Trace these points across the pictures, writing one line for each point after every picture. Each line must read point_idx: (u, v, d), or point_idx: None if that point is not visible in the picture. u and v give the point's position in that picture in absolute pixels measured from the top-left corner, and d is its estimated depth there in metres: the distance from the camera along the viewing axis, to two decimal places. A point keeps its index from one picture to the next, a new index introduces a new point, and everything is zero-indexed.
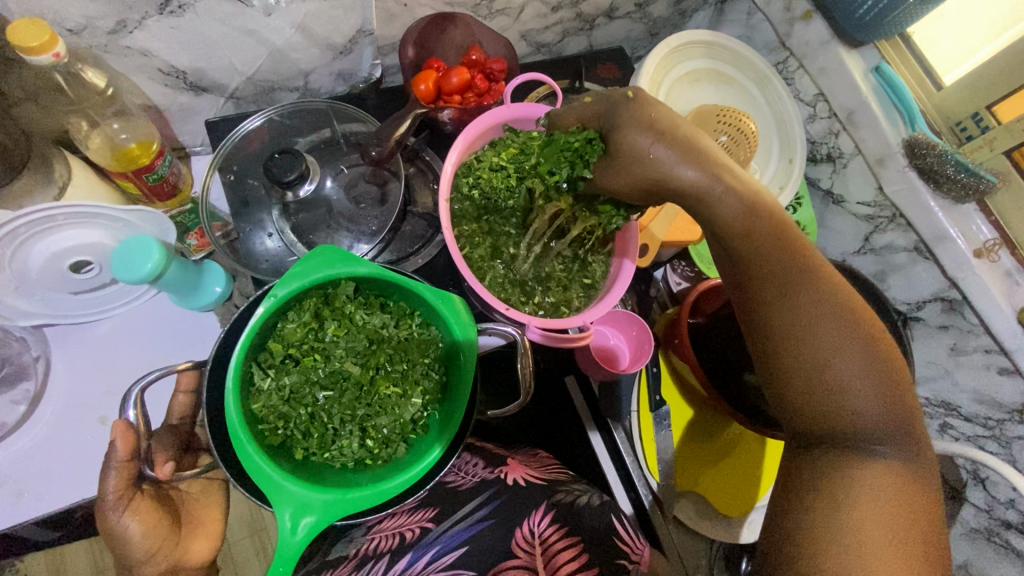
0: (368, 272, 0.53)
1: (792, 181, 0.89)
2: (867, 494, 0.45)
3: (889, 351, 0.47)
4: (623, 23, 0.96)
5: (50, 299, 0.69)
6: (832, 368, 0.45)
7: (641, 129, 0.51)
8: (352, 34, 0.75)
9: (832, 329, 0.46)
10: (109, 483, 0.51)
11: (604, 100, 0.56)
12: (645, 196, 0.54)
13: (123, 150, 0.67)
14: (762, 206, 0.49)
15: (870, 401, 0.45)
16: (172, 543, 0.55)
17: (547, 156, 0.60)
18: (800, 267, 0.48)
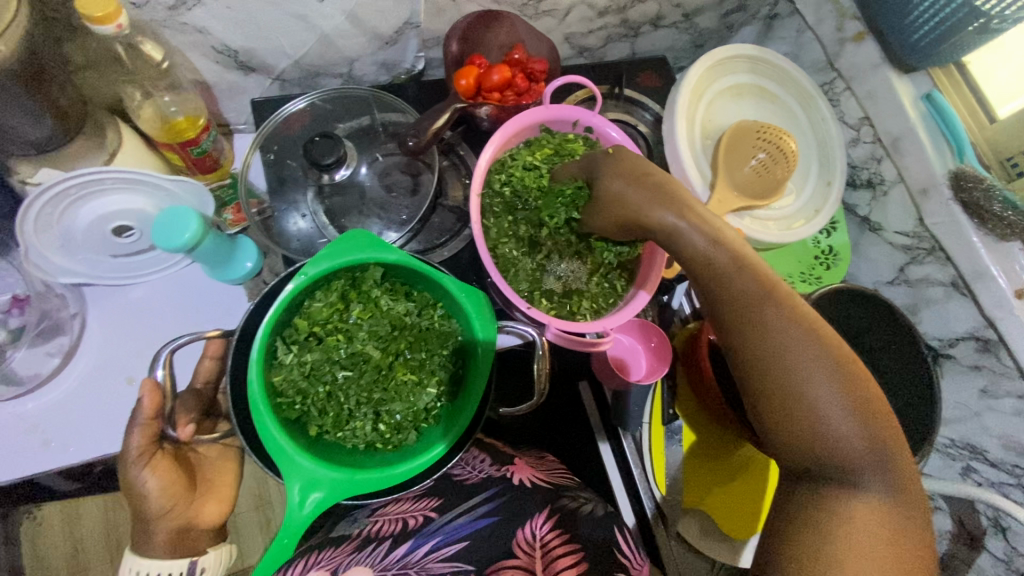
0: (397, 259, 0.54)
1: (829, 203, 0.87)
2: (855, 530, 0.44)
3: (865, 378, 0.47)
4: (668, 32, 0.95)
5: (90, 260, 0.71)
6: (817, 398, 0.45)
7: (616, 178, 0.56)
8: (399, 25, 0.76)
9: (807, 359, 0.45)
10: (135, 439, 0.53)
11: (589, 157, 0.62)
12: (622, 232, 0.57)
13: (172, 122, 0.69)
14: (729, 237, 0.50)
15: (852, 431, 0.45)
16: (187, 503, 0.57)
17: (545, 201, 0.66)
18: (771, 296, 0.47)
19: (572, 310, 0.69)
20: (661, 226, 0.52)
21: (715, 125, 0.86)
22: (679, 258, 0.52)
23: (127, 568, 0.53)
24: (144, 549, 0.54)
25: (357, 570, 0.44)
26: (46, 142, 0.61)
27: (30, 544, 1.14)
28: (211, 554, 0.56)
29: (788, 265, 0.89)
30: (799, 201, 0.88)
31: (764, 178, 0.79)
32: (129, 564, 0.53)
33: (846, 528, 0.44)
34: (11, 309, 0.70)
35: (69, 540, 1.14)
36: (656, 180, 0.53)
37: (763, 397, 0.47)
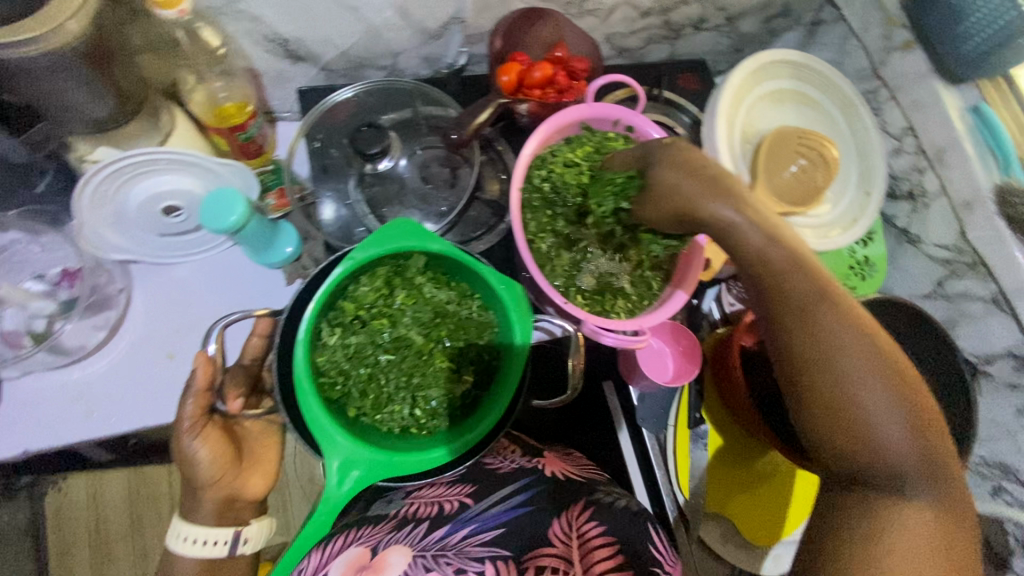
0: (441, 249, 0.55)
1: (867, 213, 0.86)
2: (899, 533, 0.45)
3: (916, 384, 0.47)
4: (710, 35, 0.95)
5: (139, 238, 0.73)
6: (868, 404, 0.45)
7: (673, 168, 0.49)
8: (445, 19, 0.77)
9: (861, 366, 0.45)
10: (187, 409, 0.54)
11: (643, 147, 0.56)
12: (678, 226, 0.51)
13: (220, 108, 0.71)
14: (788, 235, 0.47)
15: (901, 438, 0.46)
16: (232, 474, 0.58)
17: (596, 191, 0.65)
18: (827, 302, 0.46)
19: (605, 307, 0.69)
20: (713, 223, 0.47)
21: (755, 129, 0.86)
22: (733, 258, 0.48)
23: (175, 533, 0.56)
24: (189, 516, 0.57)
25: (397, 549, 0.46)
26: (106, 121, 0.63)
27: (53, 514, 1.17)
28: (253, 525, 0.58)
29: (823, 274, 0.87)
30: (836, 209, 0.87)
31: (803, 185, 0.80)
32: (178, 529, 0.56)
33: (887, 531, 0.45)
34: (62, 281, 0.72)
35: (92, 513, 1.18)
36: (708, 171, 0.47)
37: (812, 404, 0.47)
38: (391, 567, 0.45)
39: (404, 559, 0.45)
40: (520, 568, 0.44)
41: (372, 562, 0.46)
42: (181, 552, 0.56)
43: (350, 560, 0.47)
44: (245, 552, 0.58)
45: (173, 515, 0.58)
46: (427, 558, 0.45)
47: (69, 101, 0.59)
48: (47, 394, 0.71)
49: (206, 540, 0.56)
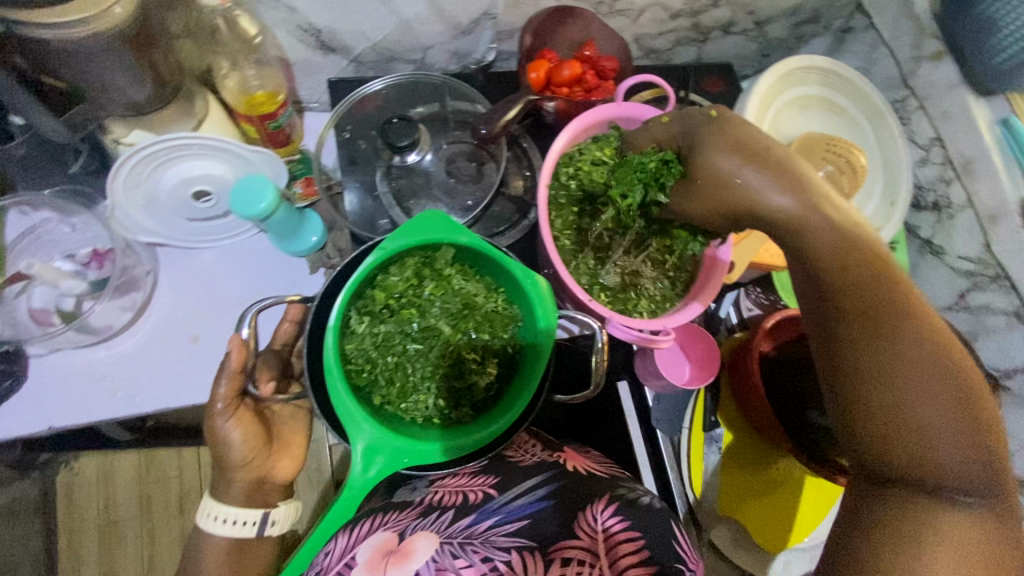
0: (470, 242, 0.56)
1: (890, 223, 0.85)
2: (945, 546, 0.40)
3: (983, 397, 0.42)
4: (738, 39, 0.95)
5: (168, 221, 0.74)
6: (917, 397, 0.41)
7: (725, 152, 0.52)
8: (477, 15, 0.77)
9: (923, 362, 0.42)
10: (221, 391, 0.55)
11: (684, 123, 0.57)
12: (731, 222, 0.55)
13: (251, 96, 0.72)
14: (853, 225, 0.47)
15: (960, 451, 0.41)
16: (263, 457, 0.59)
17: (620, 179, 0.64)
18: (889, 293, 0.44)
19: (629, 307, 0.69)
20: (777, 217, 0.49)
21: (781, 135, 0.86)
22: (796, 253, 0.49)
23: (207, 512, 0.58)
24: (219, 497, 0.58)
25: (423, 535, 0.46)
26: (143, 104, 0.64)
27: (64, 494, 1.18)
28: (279, 508, 0.60)
29: None
30: None
31: (830, 189, 0.78)
32: (208, 509, 0.58)
33: (929, 538, 0.41)
34: (91, 262, 0.74)
35: (102, 493, 1.19)
36: (774, 158, 0.50)
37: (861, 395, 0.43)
38: (419, 551, 0.45)
39: (432, 544, 0.46)
40: (547, 559, 0.44)
41: (399, 547, 0.46)
42: (211, 531, 0.58)
43: (377, 543, 0.47)
44: (271, 534, 0.60)
45: (204, 494, 0.60)
46: (454, 545, 0.45)
47: (109, 84, 0.59)
48: (72, 372, 0.72)
49: (235, 520, 0.57)
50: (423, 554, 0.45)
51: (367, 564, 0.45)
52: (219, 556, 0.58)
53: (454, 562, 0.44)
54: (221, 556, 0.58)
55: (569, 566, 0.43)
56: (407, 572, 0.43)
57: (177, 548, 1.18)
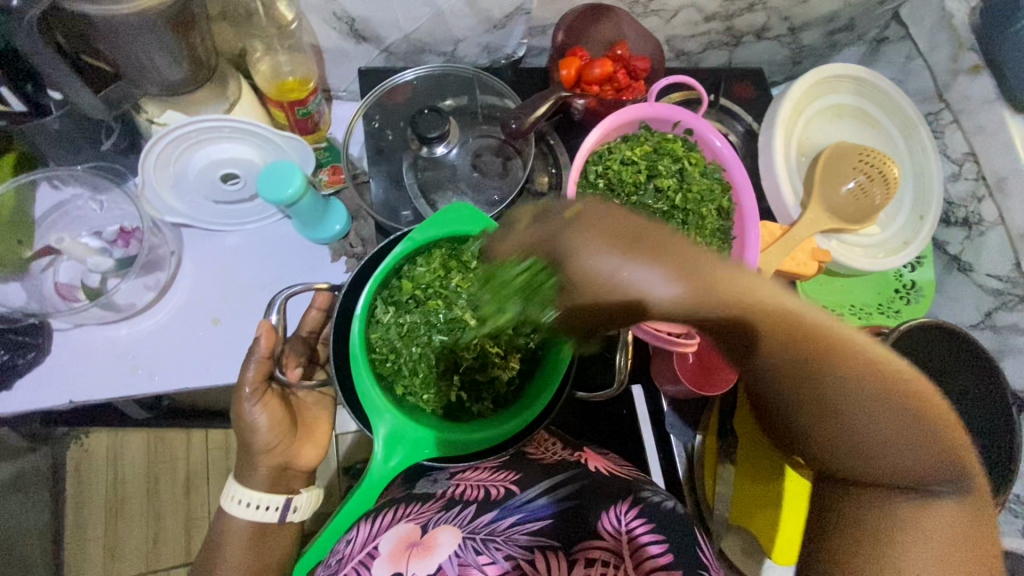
0: (498, 236, 0.56)
1: (920, 237, 0.84)
2: (913, 531, 0.44)
3: (932, 406, 0.41)
4: (770, 45, 0.93)
5: (197, 203, 0.75)
6: (870, 425, 0.42)
7: (599, 246, 0.39)
8: (511, 10, 0.77)
9: (865, 412, 0.42)
10: (250, 374, 0.56)
11: (548, 224, 0.45)
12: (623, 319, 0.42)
13: (282, 82, 0.72)
14: (779, 313, 0.37)
15: (917, 458, 0.43)
16: (289, 442, 0.60)
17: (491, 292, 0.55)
18: (841, 368, 0.39)
19: None
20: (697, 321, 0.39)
21: (812, 143, 0.85)
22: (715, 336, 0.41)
23: (229, 494, 0.59)
24: (242, 481, 0.59)
25: (447, 530, 0.48)
26: (178, 84, 0.64)
27: (73, 468, 1.19)
28: (302, 495, 0.60)
29: (865, 294, 0.87)
30: (886, 231, 0.86)
31: (862, 200, 0.78)
32: (232, 491, 0.59)
33: (894, 526, 0.45)
34: (117, 240, 0.75)
35: (111, 470, 1.20)
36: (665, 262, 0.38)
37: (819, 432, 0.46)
38: (442, 545, 0.47)
39: (454, 539, 0.47)
40: (570, 559, 0.45)
41: (423, 539, 0.47)
42: (234, 514, 0.58)
43: (401, 534, 0.48)
44: (292, 520, 0.60)
45: (228, 477, 0.60)
46: (477, 541, 0.47)
47: (147, 62, 0.60)
48: (93, 348, 0.72)
49: (258, 504, 0.58)
50: (446, 549, 0.46)
51: (391, 554, 0.47)
52: (238, 534, 0.58)
53: (477, 559, 0.46)
54: (239, 535, 0.58)
55: (593, 566, 0.45)
56: (432, 566, 0.45)
57: (181, 528, 1.19)
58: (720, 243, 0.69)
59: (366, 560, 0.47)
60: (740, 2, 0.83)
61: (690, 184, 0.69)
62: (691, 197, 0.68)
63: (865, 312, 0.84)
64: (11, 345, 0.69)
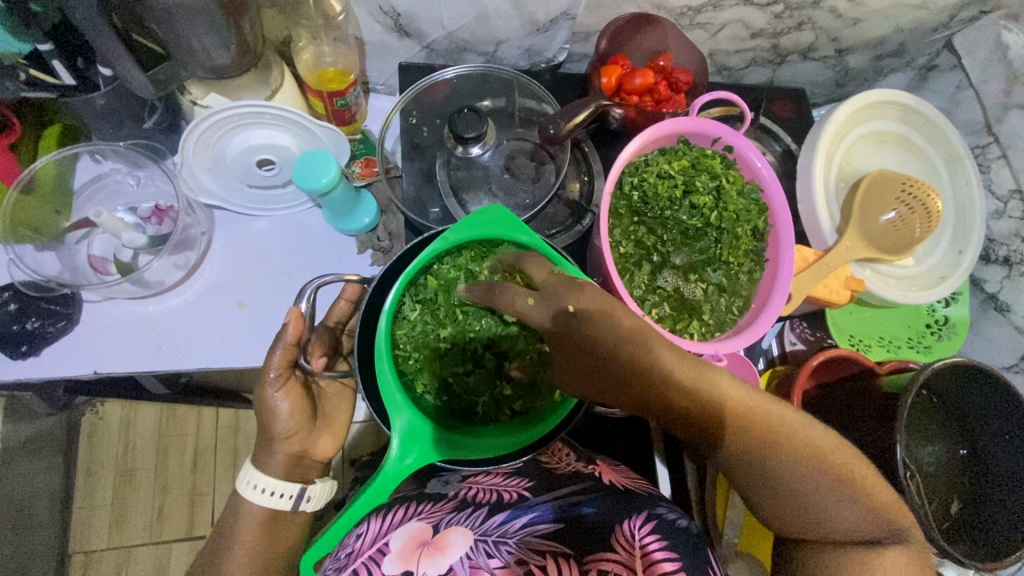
0: (530, 242, 0.55)
1: (957, 272, 0.81)
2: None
3: (827, 447, 0.45)
4: (815, 65, 0.91)
5: (230, 185, 0.75)
6: (783, 473, 0.45)
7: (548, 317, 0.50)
8: (555, 14, 0.76)
9: (803, 477, 0.44)
10: (275, 359, 0.57)
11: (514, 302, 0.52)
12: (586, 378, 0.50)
13: (322, 72, 0.72)
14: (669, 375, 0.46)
15: (840, 503, 0.44)
16: (306, 432, 0.60)
17: (459, 346, 0.60)
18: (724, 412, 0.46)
19: (684, 328, 0.67)
20: (669, 407, 0.47)
21: (852, 169, 0.83)
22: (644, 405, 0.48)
23: (245, 480, 0.59)
24: (259, 467, 0.59)
25: (458, 531, 0.48)
26: (224, 68, 0.65)
27: (86, 435, 1.21)
28: (316, 485, 0.60)
29: (896, 327, 0.85)
30: (922, 264, 0.83)
31: (900, 232, 0.76)
32: (248, 477, 0.59)
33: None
34: (151, 217, 0.76)
35: (122, 441, 1.22)
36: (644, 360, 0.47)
37: (761, 497, 0.46)
38: (453, 546, 0.46)
39: (466, 540, 0.47)
40: (583, 569, 0.44)
41: (433, 539, 0.47)
42: (249, 499, 0.58)
43: (412, 533, 0.49)
44: (304, 509, 0.60)
45: (244, 463, 0.60)
46: (488, 543, 0.46)
47: (196, 45, 0.60)
48: (120, 321, 0.73)
49: (273, 491, 0.58)
50: (457, 550, 0.46)
51: (401, 551, 0.47)
52: (250, 518, 0.58)
53: (488, 561, 0.45)
54: (252, 520, 0.58)
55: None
56: (442, 566, 0.44)
57: (187, 503, 1.21)
58: (751, 265, 0.69)
59: (377, 556, 0.48)
60: (789, 21, 0.81)
61: (726, 203, 0.68)
62: (726, 216, 0.68)
63: (893, 345, 0.83)
64: (42, 312, 0.70)
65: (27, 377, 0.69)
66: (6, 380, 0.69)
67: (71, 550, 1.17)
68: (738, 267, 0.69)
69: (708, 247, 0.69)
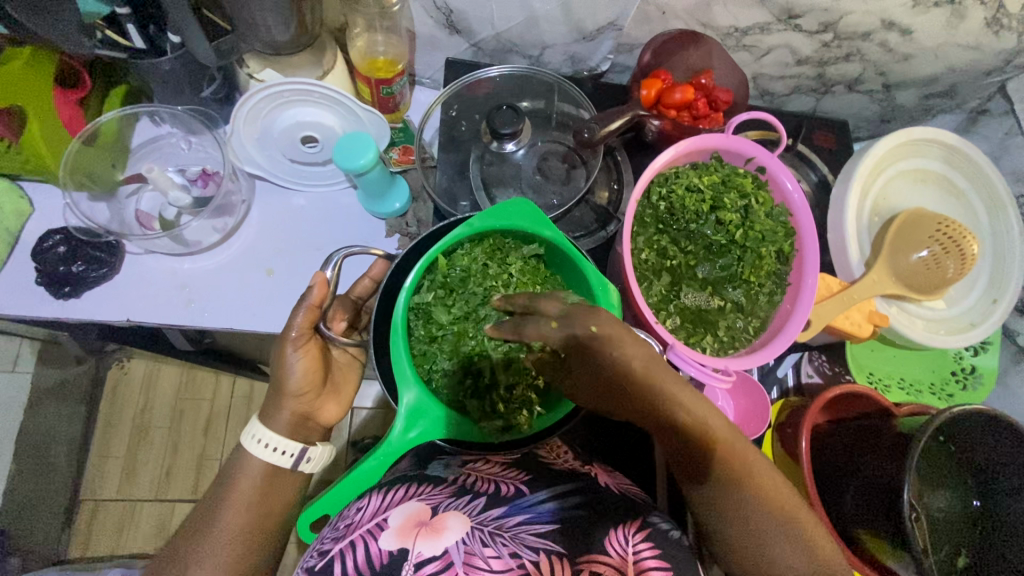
0: (552, 238, 0.57)
1: (989, 320, 0.79)
2: None
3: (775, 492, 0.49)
4: (860, 98, 0.91)
5: (273, 157, 0.79)
6: (738, 512, 0.49)
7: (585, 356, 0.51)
8: (603, 23, 0.78)
9: (728, 501, 0.49)
10: (294, 322, 0.59)
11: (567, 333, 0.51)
12: (603, 396, 0.52)
13: (374, 60, 0.75)
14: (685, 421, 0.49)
15: (792, 548, 0.48)
16: (314, 395, 0.63)
17: (448, 346, 0.62)
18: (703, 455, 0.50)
19: (697, 342, 0.68)
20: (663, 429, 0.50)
21: (887, 205, 0.82)
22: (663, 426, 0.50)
23: (249, 433, 0.61)
24: (265, 424, 0.61)
25: (456, 516, 0.49)
26: (283, 45, 0.68)
27: (110, 388, 1.26)
28: (318, 448, 0.63)
29: (919, 371, 0.83)
30: (952, 309, 0.81)
31: (932, 272, 0.74)
32: (252, 429, 0.61)
33: None
34: (197, 180, 0.79)
35: (143, 397, 1.27)
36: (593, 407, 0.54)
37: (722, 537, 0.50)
38: (450, 530, 0.47)
39: (463, 526, 0.48)
40: (575, 569, 0.46)
41: (431, 521, 0.48)
42: (251, 452, 0.60)
43: (411, 512, 0.50)
44: (302, 470, 0.62)
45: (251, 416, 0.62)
46: (484, 532, 0.48)
47: (259, 21, 0.64)
48: (156, 275, 0.76)
49: (276, 447, 0.60)
50: (454, 534, 0.47)
51: (399, 530, 0.48)
52: (254, 475, 0.61)
53: (483, 551, 0.46)
54: (254, 475, 0.60)
55: None
56: (438, 548, 0.46)
57: (195, 464, 1.24)
58: (773, 287, 0.69)
59: (375, 530, 0.49)
60: (837, 50, 0.81)
61: (752, 222, 0.68)
62: (751, 235, 0.68)
63: (914, 388, 0.81)
64: (88, 257, 0.74)
65: (64, 316, 0.73)
66: (46, 316, 0.73)
67: (82, 496, 1.21)
68: (758, 288, 0.69)
69: (731, 264, 0.69)
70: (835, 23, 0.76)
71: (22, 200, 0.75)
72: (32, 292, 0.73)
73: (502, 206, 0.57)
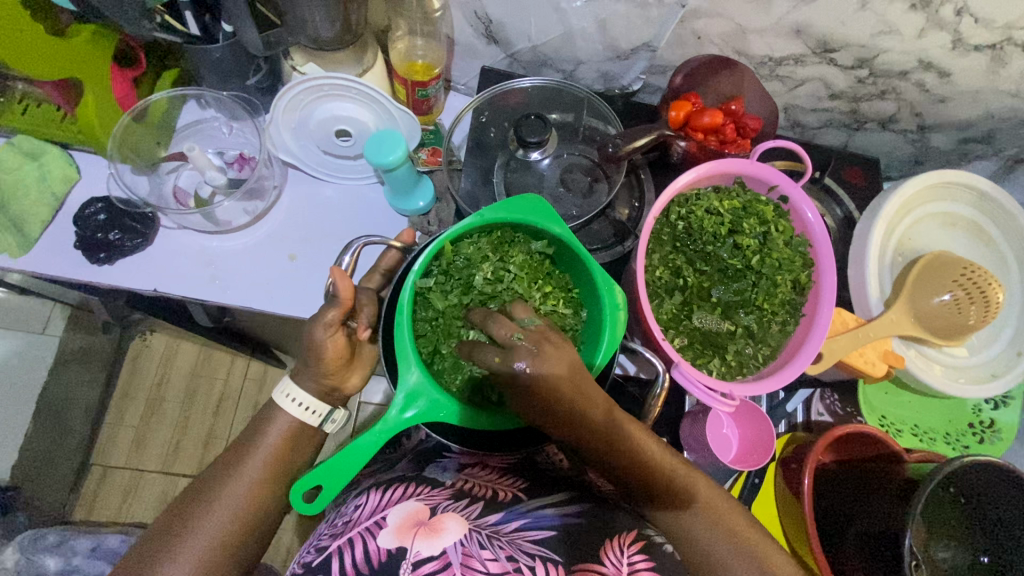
0: (561, 235, 0.57)
1: (1011, 373, 0.77)
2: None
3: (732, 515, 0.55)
4: (894, 137, 0.90)
5: (303, 145, 0.82)
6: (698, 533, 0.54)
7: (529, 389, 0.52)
8: (637, 44, 0.79)
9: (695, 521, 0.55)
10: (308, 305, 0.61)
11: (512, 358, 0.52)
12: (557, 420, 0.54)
13: (412, 63, 0.78)
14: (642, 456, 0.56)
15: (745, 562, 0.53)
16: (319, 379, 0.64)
17: (445, 334, 0.62)
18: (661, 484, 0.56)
19: (704, 364, 0.67)
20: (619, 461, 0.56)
21: (913, 246, 0.80)
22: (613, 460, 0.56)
23: (279, 391, 0.63)
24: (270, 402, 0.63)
25: (453, 518, 0.49)
26: (326, 41, 0.71)
27: (132, 358, 1.31)
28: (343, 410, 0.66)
29: (934, 418, 0.81)
30: (973, 358, 0.79)
31: (953, 318, 0.72)
32: (284, 388, 0.63)
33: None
34: (234, 163, 0.84)
35: (161, 370, 1.30)
36: (607, 427, 0.55)
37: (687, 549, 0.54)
38: (447, 531, 0.48)
39: (460, 528, 0.48)
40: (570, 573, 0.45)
41: (429, 521, 0.49)
42: (282, 408, 0.62)
43: (409, 512, 0.51)
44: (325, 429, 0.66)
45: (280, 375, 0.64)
46: (482, 535, 0.48)
47: (307, 16, 0.67)
48: (186, 250, 0.79)
49: (308, 406, 0.63)
50: (452, 535, 0.47)
51: (397, 529, 0.49)
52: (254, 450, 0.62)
53: (479, 552, 0.46)
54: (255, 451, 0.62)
55: None
56: (436, 548, 0.46)
57: (202, 441, 1.27)
58: (786, 317, 0.69)
59: (373, 528, 0.50)
60: (872, 87, 0.80)
61: (770, 249, 0.68)
62: (768, 262, 0.68)
63: (927, 436, 0.79)
64: (124, 227, 0.77)
65: (98, 281, 0.77)
66: (81, 278, 0.77)
67: (92, 461, 1.25)
68: (771, 315, 0.68)
69: (745, 289, 0.69)
70: (871, 60, 0.75)
71: (70, 167, 0.79)
72: (69, 255, 0.77)
73: (515, 198, 0.58)
